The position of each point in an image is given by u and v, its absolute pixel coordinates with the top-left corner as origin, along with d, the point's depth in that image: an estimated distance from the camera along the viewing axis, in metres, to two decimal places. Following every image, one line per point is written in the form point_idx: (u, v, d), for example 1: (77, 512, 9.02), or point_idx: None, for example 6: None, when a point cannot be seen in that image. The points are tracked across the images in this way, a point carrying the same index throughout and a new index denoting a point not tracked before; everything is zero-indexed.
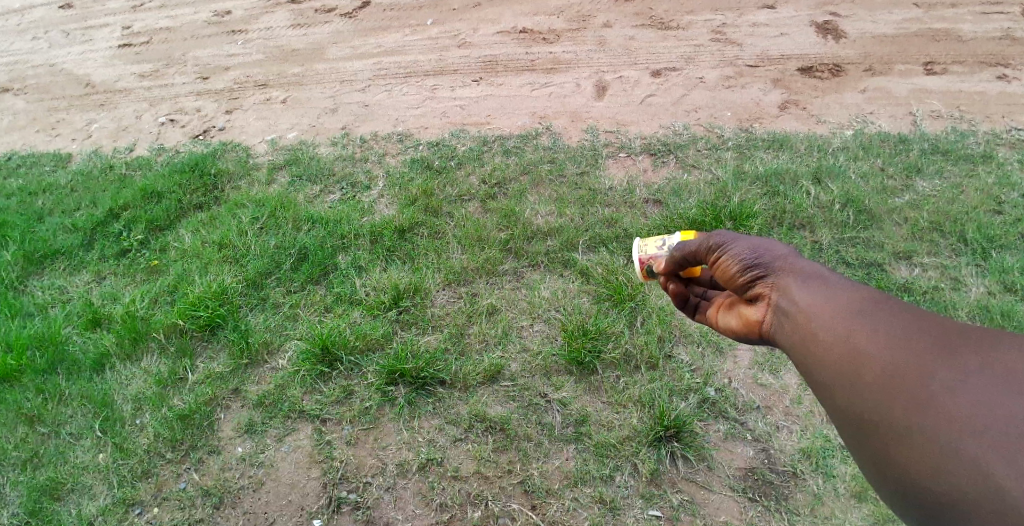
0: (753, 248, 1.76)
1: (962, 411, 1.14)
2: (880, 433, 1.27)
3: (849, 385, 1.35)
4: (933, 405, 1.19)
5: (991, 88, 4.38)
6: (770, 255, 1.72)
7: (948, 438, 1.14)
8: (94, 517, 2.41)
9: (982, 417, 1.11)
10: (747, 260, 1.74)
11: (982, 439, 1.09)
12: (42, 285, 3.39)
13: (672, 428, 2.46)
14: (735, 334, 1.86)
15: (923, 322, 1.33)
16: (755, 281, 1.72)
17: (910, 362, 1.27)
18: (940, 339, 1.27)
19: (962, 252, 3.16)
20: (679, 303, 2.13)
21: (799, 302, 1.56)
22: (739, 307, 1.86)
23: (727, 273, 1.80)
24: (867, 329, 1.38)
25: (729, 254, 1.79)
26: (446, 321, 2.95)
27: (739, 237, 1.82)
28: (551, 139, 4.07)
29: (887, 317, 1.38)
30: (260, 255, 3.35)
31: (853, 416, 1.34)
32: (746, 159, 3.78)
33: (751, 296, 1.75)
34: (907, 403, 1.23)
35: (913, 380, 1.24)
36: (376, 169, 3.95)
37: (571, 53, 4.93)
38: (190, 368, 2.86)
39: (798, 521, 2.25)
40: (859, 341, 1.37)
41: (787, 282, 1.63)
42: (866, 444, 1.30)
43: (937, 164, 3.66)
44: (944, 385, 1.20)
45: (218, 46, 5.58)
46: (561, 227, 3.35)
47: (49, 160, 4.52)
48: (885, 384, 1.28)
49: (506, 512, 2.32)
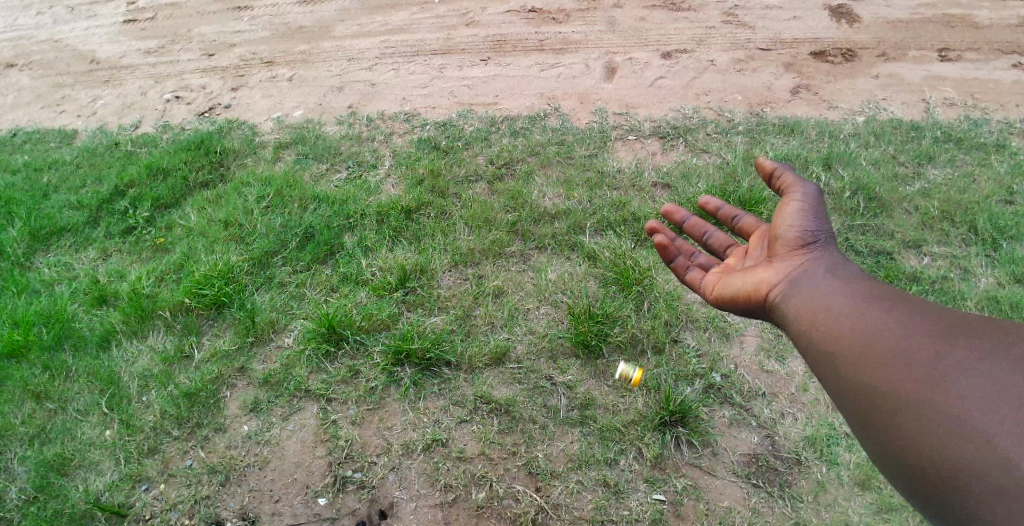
0: (816, 218, 1.86)
1: (973, 394, 1.29)
2: (883, 409, 1.40)
3: (858, 359, 1.49)
4: (942, 387, 1.33)
5: (1005, 76, 4.32)
6: (822, 234, 1.83)
7: (954, 418, 1.28)
8: (101, 493, 2.42)
9: (986, 403, 1.26)
10: (806, 224, 1.84)
11: (986, 421, 1.24)
12: (48, 262, 3.39)
13: (677, 413, 2.46)
14: (728, 289, 1.90)
15: (935, 318, 1.49)
16: (794, 246, 1.82)
17: (924, 346, 1.42)
18: (949, 332, 1.43)
19: (973, 242, 3.13)
20: (662, 253, 2.15)
21: (824, 282, 1.70)
22: (746, 270, 1.92)
23: (777, 229, 1.88)
24: (886, 317, 1.53)
25: (795, 208, 1.89)
26: (452, 303, 2.95)
27: (814, 203, 1.91)
28: (560, 121, 4.03)
29: (903, 311, 1.54)
30: (266, 234, 3.34)
31: (855, 391, 1.47)
32: (756, 144, 3.74)
33: (778, 259, 1.83)
34: (915, 384, 1.37)
35: (925, 362, 1.39)
36: (382, 149, 3.93)
37: (580, 34, 4.88)
38: (196, 345, 2.87)
39: (802, 507, 2.26)
40: (877, 326, 1.52)
41: (820, 262, 1.77)
42: (866, 418, 1.43)
43: (948, 152, 3.62)
44: (955, 371, 1.34)
45: (223, 23, 5.53)
46: (568, 209, 3.32)
47: (54, 136, 4.49)
48: (895, 365, 1.43)
49: (510, 493, 2.34)
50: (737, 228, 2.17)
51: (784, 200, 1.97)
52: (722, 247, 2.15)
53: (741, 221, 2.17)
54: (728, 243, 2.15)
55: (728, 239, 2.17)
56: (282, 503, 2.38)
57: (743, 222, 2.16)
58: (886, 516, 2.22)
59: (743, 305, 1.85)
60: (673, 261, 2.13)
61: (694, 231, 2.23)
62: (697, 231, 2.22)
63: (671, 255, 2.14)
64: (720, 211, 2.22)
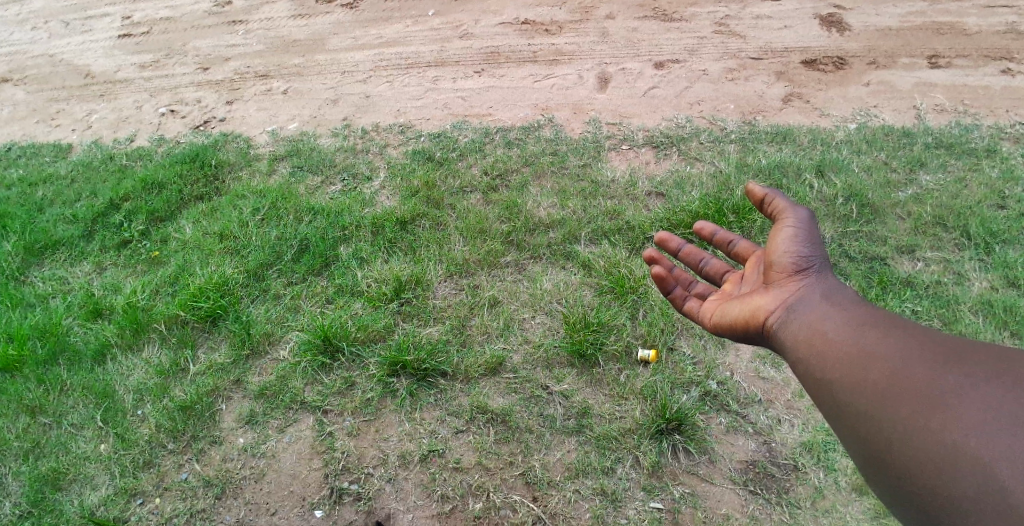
0: (810, 242, 1.87)
1: (968, 417, 1.29)
2: (883, 430, 1.40)
3: (855, 384, 1.50)
4: (940, 407, 1.34)
5: (995, 82, 4.36)
6: (817, 259, 1.84)
7: (950, 441, 1.28)
8: (96, 508, 2.41)
9: (983, 423, 1.26)
10: (801, 249, 1.85)
11: (982, 439, 1.24)
12: (42, 276, 3.38)
13: (674, 420, 2.46)
14: (727, 317, 1.92)
15: (931, 341, 1.50)
16: (789, 272, 1.83)
17: (919, 370, 1.42)
18: (948, 354, 1.44)
19: (966, 246, 3.15)
20: (659, 285, 2.16)
21: (820, 308, 1.72)
22: (743, 296, 1.93)
23: (771, 255, 1.90)
24: (882, 341, 1.54)
25: (788, 232, 1.91)
26: (448, 313, 2.95)
27: (808, 227, 1.93)
28: (554, 131, 4.05)
29: (899, 335, 1.55)
30: (261, 247, 3.35)
31: (855, 413, 1.48)
32: (748, 152, 3.77)
33: (773, 285, 1.84)
34: (913, 405, 1.38)
35: (920, 386, 1.39)
36: (377, 160, 3.94)
37: (573, 45, 4.91)
38: (191, 358, 2.86)
39: (800, 513, 2.25)
40: (873, 349, 1.53)
41: (816, 286, 1.78)
42: (866, 445, 1.43)
43: (940, 158, 3.65)
44: (950, 394, 1.35)
45: (218, 37, 5.56)
46: (563, 219, 3.34)
47: (49, 151, 4.50)
48: (895, 387, 1.43)
49: (507, 503, 2.33)
50: (732, 253, 2.17)
51: (775, 223, 1.98)
52: (719, 274, 2.17)
53: (737, 246, 2.16)
54: (724, 269, 2.16)
55: (725, 265, 2.18)
56: (278, 516, 2.37)
57: (739, 246, 2.15)
58: (885, 521, 2.21)
59: (742, 333, 1.86)
60: (671, 291, 2.15)
61: (691, 258, 2.25)
62: (693, 258, 2.24)
63: (669, 286, 2.15)
64: (715, 236, 2.22)
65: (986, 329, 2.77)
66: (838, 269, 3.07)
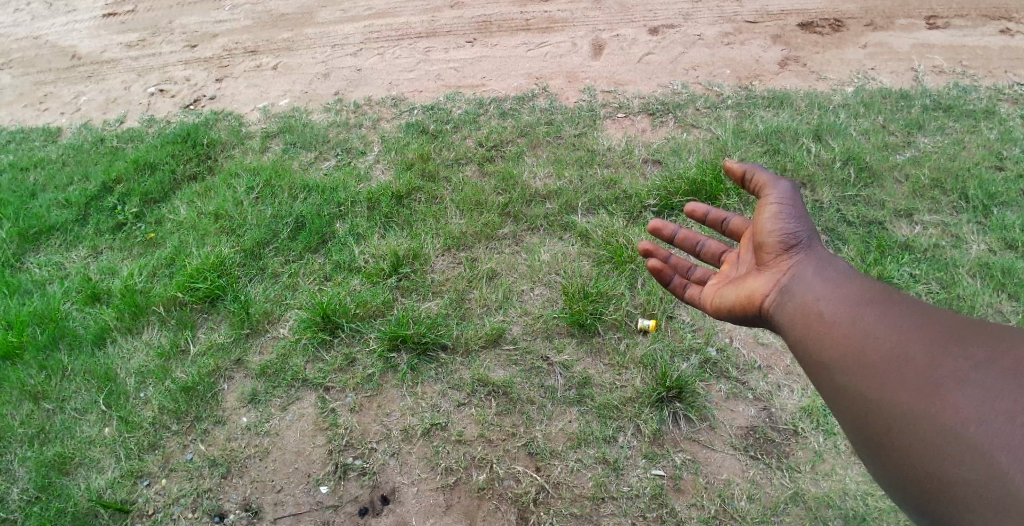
0: (796, 217, 1.87)
1: (968, 406, 1.28)
2: (882, 417, 1.40)
3: (852, 368, 1.51)
4: (939, 394, 1.33)
5: (993, 42, 4.30)
6: (805, 233, 1.84)
7: (949, 430, 1.28)
8: (103, 490, 2.42)
9: (983, 413, 1.26)
10: (787, 226, 1.85)
11: (983, 430, 1.24)
12: (38, 262, 3.36)
13: (674, 388, 2.47)
14: (725, 301, 1.92)
15: (929, 322, 1.49)
16: (778, 250, 1.83)
17: (917, 355, 1.42)
18: (947, 337, 1.43)
19: (964, 209, 3.13)
20: (658, 277, 2.17)
21: (814, 285, 1.71)
22: (739, 278, 1.93)
23: (759, 234, 1.90)
24: (878, 322, 1.54)
25: (773, 210, 1.91)
26: (446, 287, 2.94)
27: (791, 200, 1.92)
28: (548, 100, 4.00)
29: (897, 315, 1.54)
30: (257, 225, 3.32)
31: (854, 399, 1.48)
32: (745, 117, 3.73)
33: (766, 266, 1.84)
34: (913, 392, 1.37)
35: (919, 372, 1.39)
36: (370, 135, 3.90)
37: (566, 12, 4.83)
38: (191, 339, 2.86)
39: (800, 477, 2.28)
40: (869, 332, 1.53)
41: (807, 262, 1.78)
42: (864, 431, 1.44)
43: (938, 120, 3.62)
44: (950, 380, 1.34)
45: (205, 13, 5.45)
46: (559, 189, 3.32)
47: (39, 135, 4.43)
48: (893, 374, 1.43)
49: (511, 474, 2.35)
50: (727, 232, 2.16)
51: (759, 200, 1.98)
52: (716, 255, 2.15)
53: (730, 223, 2.15)
54: (721, 249, 2.15)
55: (721, 245, 2.16)
56: (284, 493, 2.39)
57: (732, 224, 2.14)
58: None
59: (742, 316, 1.86)
60: (671, 281, 2.15)
61: (687, 243, 2.22)
62: (688, 243, 2.21)
63: (666, 277, 2.16)
64: (708, 216, 2.20)
65: (984, 291, 2.77)
66: (837, 234, 3.06)
